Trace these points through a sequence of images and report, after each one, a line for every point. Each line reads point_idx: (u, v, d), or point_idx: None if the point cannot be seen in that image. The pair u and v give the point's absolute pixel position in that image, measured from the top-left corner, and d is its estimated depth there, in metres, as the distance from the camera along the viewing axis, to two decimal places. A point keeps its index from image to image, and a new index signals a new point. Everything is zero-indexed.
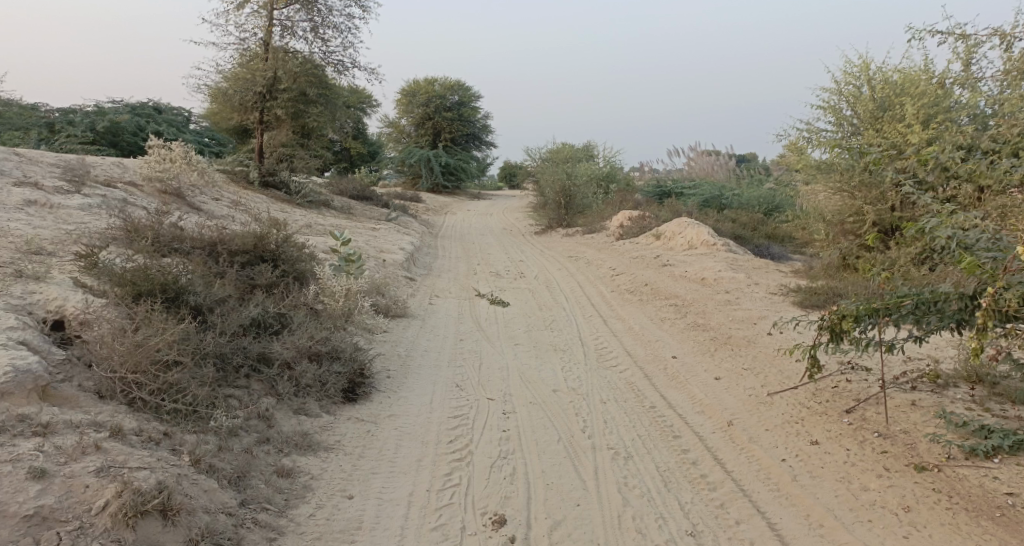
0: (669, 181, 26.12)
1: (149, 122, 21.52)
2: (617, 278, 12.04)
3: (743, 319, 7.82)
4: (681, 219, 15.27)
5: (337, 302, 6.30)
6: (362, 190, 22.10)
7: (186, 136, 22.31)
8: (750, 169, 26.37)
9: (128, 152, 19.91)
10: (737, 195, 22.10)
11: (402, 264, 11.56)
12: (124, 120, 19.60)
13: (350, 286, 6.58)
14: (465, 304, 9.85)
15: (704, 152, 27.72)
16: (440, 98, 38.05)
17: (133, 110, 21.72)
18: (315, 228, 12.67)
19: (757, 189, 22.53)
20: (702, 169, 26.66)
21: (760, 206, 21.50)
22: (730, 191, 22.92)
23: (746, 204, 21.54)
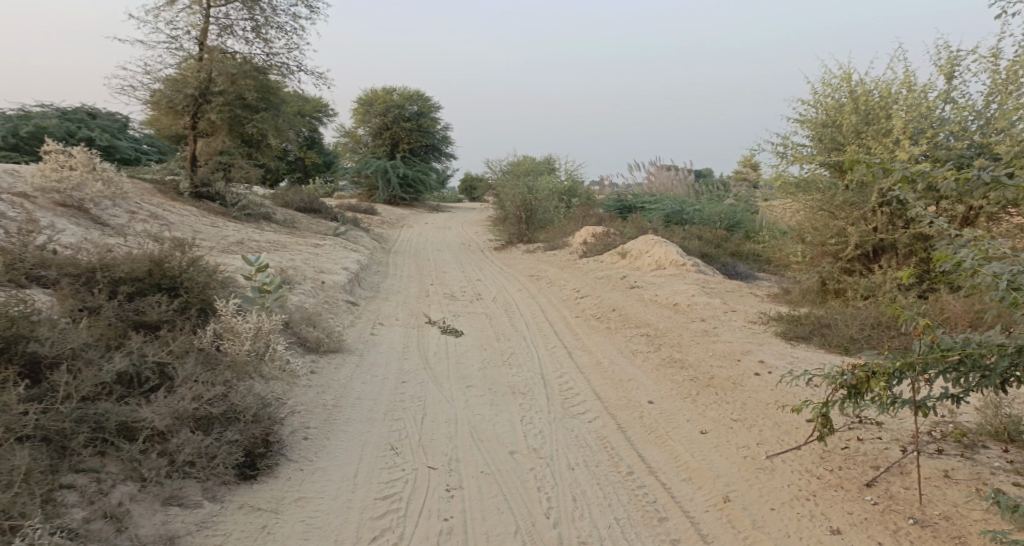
0: (631, 195, 25.32)
1: (81, 127, 19.99)
2: (581, 301, 11.03)
3: (724, 353, 6.85)
4: (648, 237, 14.35)
5: (242, 342, 5.07)
6: (310, 202, 20.80)
7: (122, 143, 20.77)
8: (713, 183, 25.70)
9: None
10: (700, 211, 21.35)
11: (342, 284, 10.40)
12: (50, 126, 18.15)
13: (260, 323, 5.32)
14: (411, 333, 8.72)
15: (664, 166, 27.03)
16: (398, 109, 36.88)
17: (63, 115, 20.14)
18: (247, 245, 11.45)
19: (718, 204, 21.83)
20: (664, 184, 25.92)
21: (723, 222, 20.77)
22: (692, 206, 22.20)
23: (709, 220, 20.81)
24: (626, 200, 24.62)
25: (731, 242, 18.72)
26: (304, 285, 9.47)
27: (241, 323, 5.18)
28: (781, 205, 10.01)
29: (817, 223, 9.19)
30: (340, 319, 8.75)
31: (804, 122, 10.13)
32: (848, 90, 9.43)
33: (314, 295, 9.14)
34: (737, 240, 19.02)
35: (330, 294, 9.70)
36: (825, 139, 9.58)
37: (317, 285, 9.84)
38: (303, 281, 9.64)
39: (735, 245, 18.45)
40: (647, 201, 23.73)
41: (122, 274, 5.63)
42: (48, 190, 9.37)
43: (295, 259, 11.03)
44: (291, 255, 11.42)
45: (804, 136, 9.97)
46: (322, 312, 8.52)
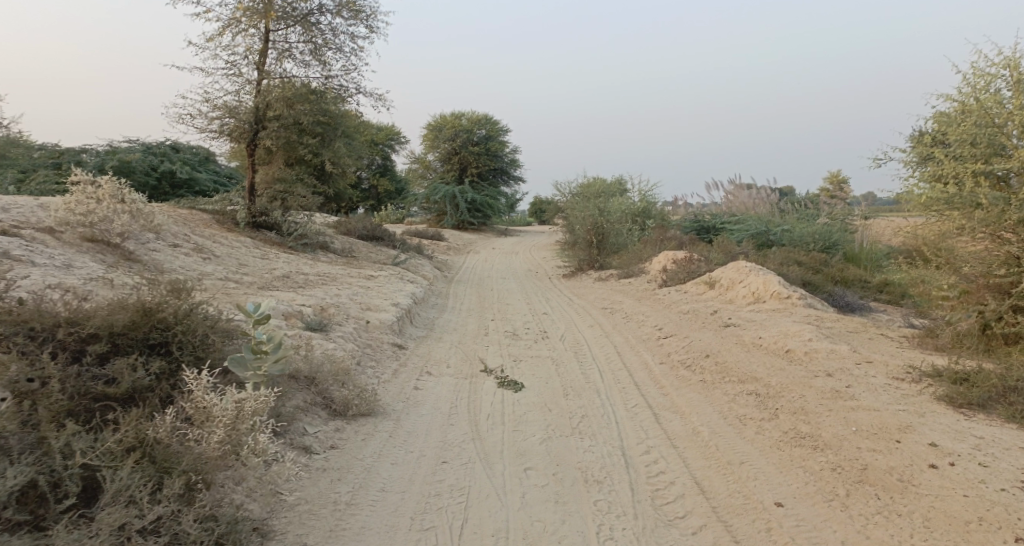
0: (711, 215, 23.44)
1: (162, 161, 19.78)
2: (665, 344, 9.39)
3: (873, 426, 5.23)
4: (740, 263, 12.58)
5: (214, 438, 3.75)
6: (371, 229, 19.75)
7: (201, 175, 20.37)
8: (800, 200, 23.55)
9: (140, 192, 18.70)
10: (790, 231, 19.36)
11: (392, 325, 9.11)
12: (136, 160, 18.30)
13: (240, 407, 3.91)
14: (462, 386, 7.27)
15: (743, 186, 24.78)
16: (466, 133, 35.97)
17: (147, 150, 19.83)
18: (293, 279, 10.30)
19: (809, 224, 19.82)
20: (745, 203, 23.99)
21: (816, 243, 18.69)
22: (778, 226, 20.25)
23: (800, 241, 18.84)
24: (705, 220, 22.86)
25: (830, 265, 16.74)
26: (344, 328, 8.19)
27: (212, 401, 3.88)
28: (927, 226, 8.24)
29: (978, 251, 7.48)
30: (381, 370, 7.42)
31: (947, 124, 8.34)
32: (1012, 81, 7.70)
33: (356, 343, 7.83)
34: (837, 265, 17.02)
35: (377, 339, 8.43)
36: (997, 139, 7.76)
37: (362, 326, 8.58)
38: (346, 323, 8.41)
39: (835, 269, 16.46)
40: (729, 221, 21.77)
41: (96, 330, 4.35)
42: (70, 224, 8.42)
43: (341, 294, 9.81)
44: (339, 289, 10.21)
45: (953, 142, 8.17)
46: (360, 364, 7.19)
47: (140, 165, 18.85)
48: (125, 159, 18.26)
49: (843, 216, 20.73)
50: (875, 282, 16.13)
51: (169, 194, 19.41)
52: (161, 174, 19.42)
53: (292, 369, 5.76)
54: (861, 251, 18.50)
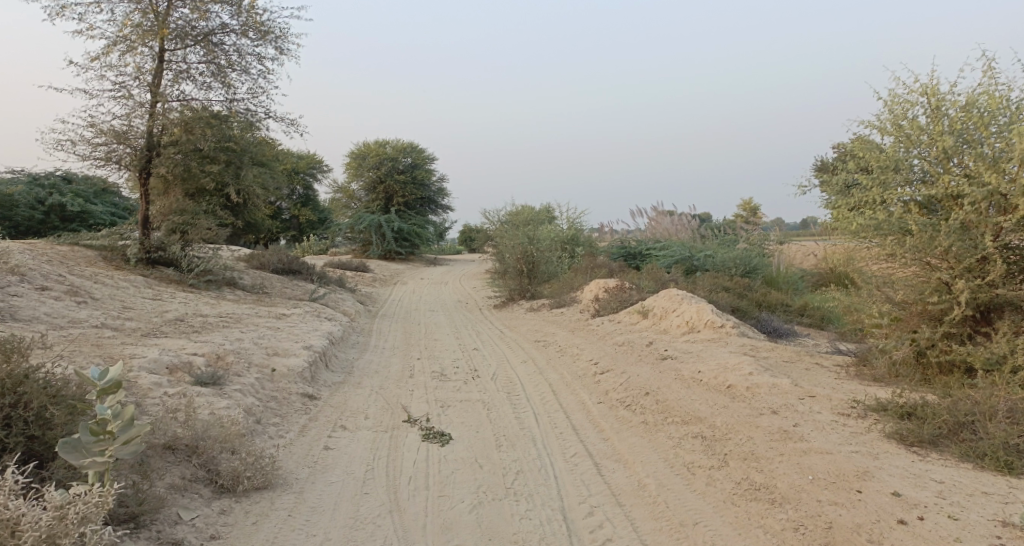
0: (637, 240, 23.32)
1: (49, 193, 18.28)
2: (599, 381, 8.87)
3: (830, 474, 4.76)
4: (671, 291, 12.23)
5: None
6: (288, 262, 18.67)
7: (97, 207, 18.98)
8: (722, 225, 23.69)
9: (26, 227, 17.45)
10: (714, 255, 19.33)
11: (302, 370, 8.27)
12: (17, 192, 17.07)
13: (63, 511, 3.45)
14: (381, 441, 6.50)
15: (667, 211, 24.78)
16: (391, 161, 35.15)
17: (32, 180, 18.31)
18: (190, 324, 9.34)
19: (732, 248, 19.84)
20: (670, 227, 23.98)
21: (739, 267, 18.68)
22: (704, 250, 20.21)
23: (723, 265, 18.81)
24: (632, 246, 22.71)
25: (754, 290, 16.70)
26: (243, 380, 7.32)
27: (17, 509, 3.37)
28: (859, 256, 7.95)
29: (912, 278, 7.18)
30: (284, 428, 6.61)
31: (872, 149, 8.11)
32: (932, 107, 7.49)
33: (257, 399, 7.00)
34: (761, 289, 17.00)
35: (283, 390, 7.59)
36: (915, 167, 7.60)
37: (266, 376, 7.73)
38: (246, 374, 7.54)
39: (759, 293, 16.41)
40: (655, 247, 21.64)
41: None
42: None
43: (243, 338, 8.90)
44: (241, 332, 9.30)
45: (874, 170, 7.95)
46: (256, 422, 6.38)
47: (25, 198, 17.35)
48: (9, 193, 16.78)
49: (763, 239, 20.89)
50: (800, 305, 16.13)
51: (60, 229, 18.00)
52: (51, 207, 17.98)
53: (169, 438, 5.07)
54: (783, 274, 18.58)
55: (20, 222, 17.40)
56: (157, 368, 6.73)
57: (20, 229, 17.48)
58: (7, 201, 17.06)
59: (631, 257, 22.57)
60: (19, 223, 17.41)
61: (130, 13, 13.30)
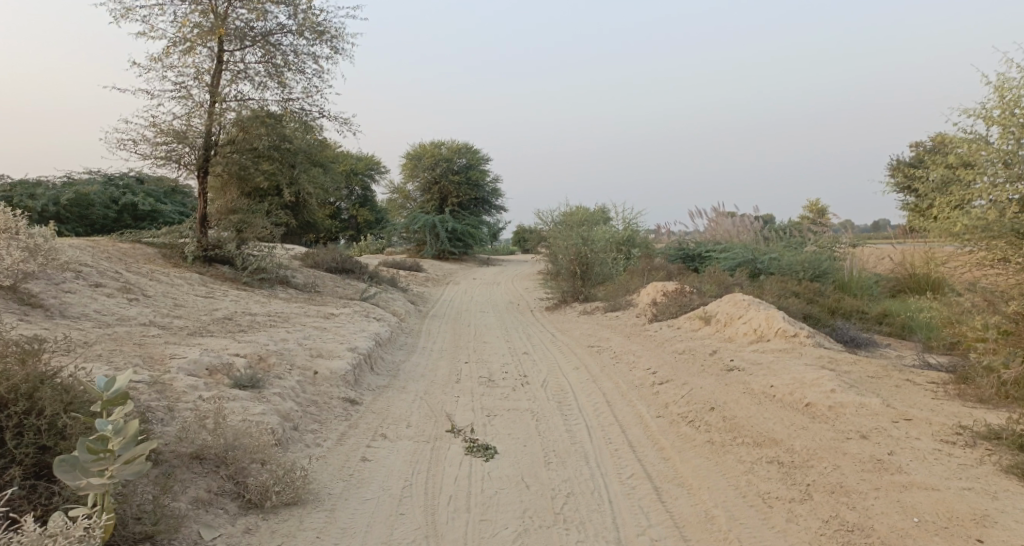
0: (695, 243, 22.47)
1: (124, 192, 18.55)
2: (658, 392, 8.22)
3: (939, 516, 4.35)
4: (736, 296, 11.50)
5: None
6: (341, 261, 18.46)
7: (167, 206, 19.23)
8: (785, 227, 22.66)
9: (99, 225, 17.78)
10: (779, 258, 18.42)
11: (345, 373, 7.89)
12: (93, 193, 17.33)
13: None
14: (422, 452, 6.03)
15: (727, 213, 23.86)
16: (446, 162, 34.91)
17: (108, 180, 18.55)
18: (237, 322, 9.06)
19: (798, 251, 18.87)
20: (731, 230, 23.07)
21: (806, 271, 17.75)
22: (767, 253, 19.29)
23: (788, 269, 17.88)
24: (690, 248, 21.90)
25: (824, 295, 15.81)
26: (285, 382, 6.95)
27: None
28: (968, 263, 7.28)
29: None
30: (323, 435, 6.20)
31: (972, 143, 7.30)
32: None
33: (298, 403, 6.61)
34: (831, 294, 16.08)
35: (325, 394, 7.20)
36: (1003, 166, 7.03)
37: (308, 379, 7.35)
38: (288, 376, 7.18)
39: (830, 299, 15.51)
40: (716, 249, 20.78)
41: None
42: None
43: (288, 339, 8.57)
44: (287, 332, 8.99)
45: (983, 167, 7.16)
46: (294, 430, 5.99)
47: (100, 197, 17.62)
48: (84, 191, 17.04)
49: (831, 243, 19.87)
50: (874, 313, 15.15)
51: (133, 227, 18.27)
52: (123, 206, 18.27)
53: (197, 447, 4.65)
54: (854, 279, 17.58)
55: (96, 220, 17.70)
56: (197, 369, 6.39)
57: (95, 228, 17.80)
58: (83, 200, 17.34)
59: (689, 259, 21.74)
60: (94, 221, 17.70)
61: (189, 13, 13.21)
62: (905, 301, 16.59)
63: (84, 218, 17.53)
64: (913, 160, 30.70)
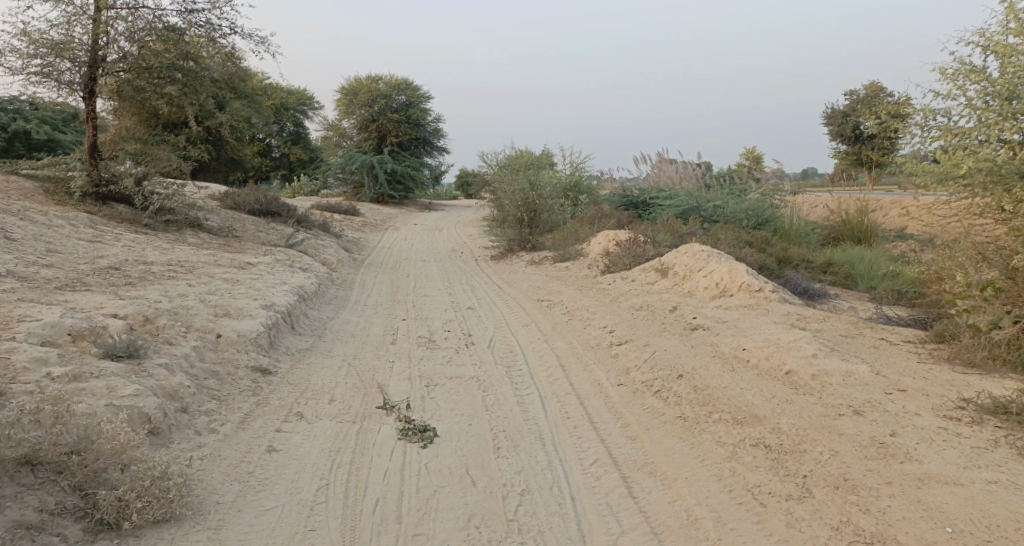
0: (640, 189, 21.65)
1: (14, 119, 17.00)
2: (618, 355, 7.35)
3: (971, 523, 3.63)
4: (696, 246, 10.69)
5: None
6: (267, 204, 16.96)
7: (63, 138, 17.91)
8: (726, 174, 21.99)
9: None
10: (724, 206, 17.71)
11: (256, 333, 6.74)
12: None
13: None
14: (345, 437, 4.99)
15: (670, 159, 23.05)
16: (385, 99, 32.91)
17: None
18: (128, 276, 7.79)
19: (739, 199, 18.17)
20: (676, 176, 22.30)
21: (750, 219, 17.12)
22: (709, 200, 18.59)
23: (731, 218, 17.19)
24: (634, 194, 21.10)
25: (772, 244, 15.18)
26: (175, 349, 5.81)
27: None
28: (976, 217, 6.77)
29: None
30: (221, 417, 5.12)
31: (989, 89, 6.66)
32: None
33: (188, 377, 5.50)
34: (779, 243, 15.47)
35: (226, 364, 6.07)
36: (988, 95, 6.69)
37: (208, 344, 6.21)
38: (183, 342, 6.02)
39: (779, 247, 14.88)
40: (662, 196, 19.96)
41: None
42: None
43: (187, 294, 7.36)
44: (188, 287, 7.76)
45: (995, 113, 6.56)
46: (180, 413, 4.91)
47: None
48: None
49: (776, 190, 19.21)
50: (821, 262, 14.60)
51: (25, 157, 17.05)
52: (14, 134, 16.81)
53: (28, 448, 3.57)
54: (794, 229, 17.04)
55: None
56: (55, 336, 5.28)
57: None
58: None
59: (633, 206, 20.90)
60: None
61: None
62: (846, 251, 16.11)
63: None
64: (855, 105, 30.41)
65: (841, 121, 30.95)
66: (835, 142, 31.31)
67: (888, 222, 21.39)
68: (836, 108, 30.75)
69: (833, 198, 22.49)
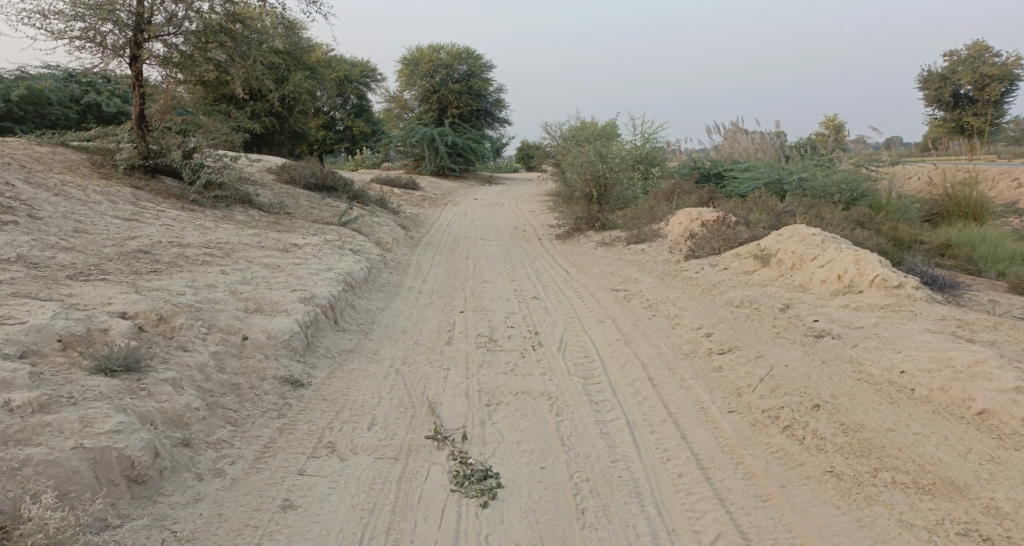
0: (713, 161, 19.98)
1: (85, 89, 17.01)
2: (720, 366, 6.03)
3: None
4: (802, 230, 9.20)
5: None
6: (322, 177, 16.01)
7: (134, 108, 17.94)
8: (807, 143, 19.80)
9: (58, 124, 16.25)
10: (811, 177, 15.82)
11: (289, 334, 5.63)
12: (49, 89, 15.69)
13: None
14: (387, 483, 3.88)
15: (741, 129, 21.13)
16: (446, 69, 31.66)
17: (69, 76, 16.91)
18: (157, 261, 6.79)
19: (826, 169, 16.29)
20: (745, 146, 20.32)
21: (840, 194, 15.25)
22: (798, 170, 16.81)
23: (819, 191, 15.30)
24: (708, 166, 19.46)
25: (876, 221, 13.40)
26: (190, 358, 4.72)
27: None
28: None
29: None
30: (234, 453, 3.99)
31: None
32: None
33: (200, 394, 4.42)
34: (883, 221, 13.69)
35: (251, 374, 4.97)
36: None
37: (231, 350, 5.13)
38: (202, 348, 4.94)
39: (885, 227, 13.14)
40: (738, 167, 18.14)
41: None
42: None
43: (217, 285, 6.32)
44: (219, 274, 6.71)
45: None
46: (180, 448, 3.81)
47: (59, 95, 16.12)
48: (43, 92, 15.36)
49: (870, 158, 17.29)
50: (937, 242, 12.81)
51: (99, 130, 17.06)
52: (86, 106, 16.90)
53: None
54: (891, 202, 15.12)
55: (57, 120, 16.26)
56: (41, 344, 4.25)
57: (56, 128, 16.35)
58: (41, 100, 15.79)
59: (705, 179, 19.21)
60: (52, 121, 16.17)
61: None
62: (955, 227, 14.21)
63: (41, 117, 15.99)
64: (947, 71, 27.73)
65: (932, 88, 28.26)
66: (930, 107, 28.53)
67: (997, 197, 19.12)
68: (926, 74, 28.17)
69: (933, 170, 20.27)
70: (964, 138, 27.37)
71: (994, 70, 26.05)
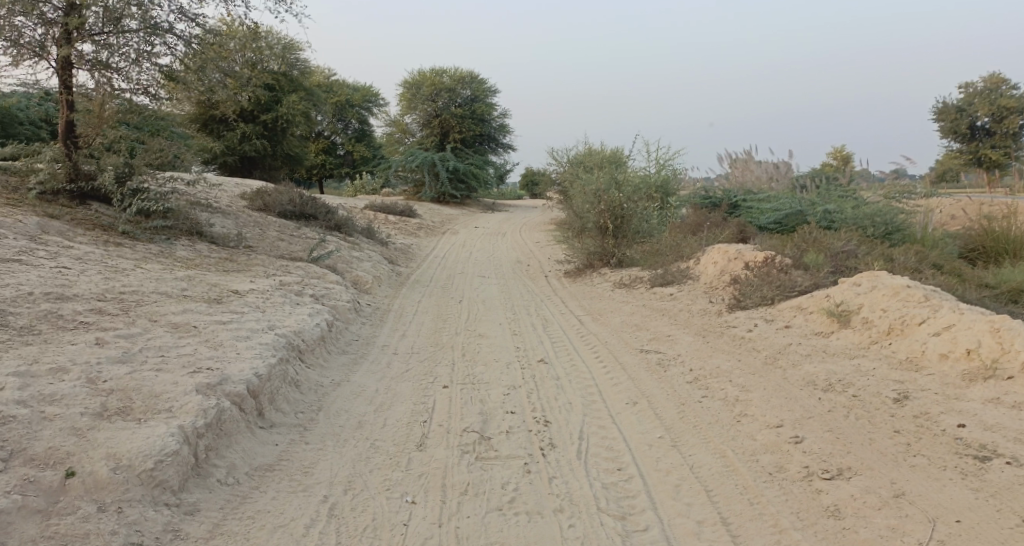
0: (723, 191, 17.87)
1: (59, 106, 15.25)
2: (835, 507, 3.92)
3: None
4: (889, 280, 7.05)
5: None
6: (300, 203, 13.92)
7: None
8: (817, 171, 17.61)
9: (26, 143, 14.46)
10: (837, 210, 13.50)
11: (154, 460, 3.54)
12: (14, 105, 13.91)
13: None
14: None
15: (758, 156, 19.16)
16: (449, 92, 29.75)
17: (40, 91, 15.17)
18: (1, 328, 4.69)
19: (852, 200, 14.09)
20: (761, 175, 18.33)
21: (874, 227, 12.80)
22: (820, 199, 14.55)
23: (850, 223, 12.84)
24: (716, 195, 17.39)
25: (941, 262, 11.19)
26: None
27: None
28: None
29: None
30: None
31: None
32: None
33: None
34: (947, 261, 11.45)
35: None
36: None
37: (32, 504, 3.16)
38: None
39: (949, 269, 10.94)
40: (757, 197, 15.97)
41: None
42: None
43: (71, 367, 4.22)
44: (87, 348, 4.61)
45: None
46: None
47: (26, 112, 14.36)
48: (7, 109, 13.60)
49: (900, 189, 14.52)
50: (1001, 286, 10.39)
51: None
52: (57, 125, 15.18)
53: None
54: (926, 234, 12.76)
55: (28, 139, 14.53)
56: None
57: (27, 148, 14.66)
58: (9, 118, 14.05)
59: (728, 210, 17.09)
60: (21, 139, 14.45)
61: None
62: (1001, 264, 11.79)
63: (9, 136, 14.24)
64: (964, 102, 25.75)
65: (949, 118, 26.29)
66: (945, 139, 26.50)
67: None
68: (944, 103, 26.24)
69: (965, 203, 18.17)
70: (981, 174, 25.37)
71: (1012, 102, 24.18)
